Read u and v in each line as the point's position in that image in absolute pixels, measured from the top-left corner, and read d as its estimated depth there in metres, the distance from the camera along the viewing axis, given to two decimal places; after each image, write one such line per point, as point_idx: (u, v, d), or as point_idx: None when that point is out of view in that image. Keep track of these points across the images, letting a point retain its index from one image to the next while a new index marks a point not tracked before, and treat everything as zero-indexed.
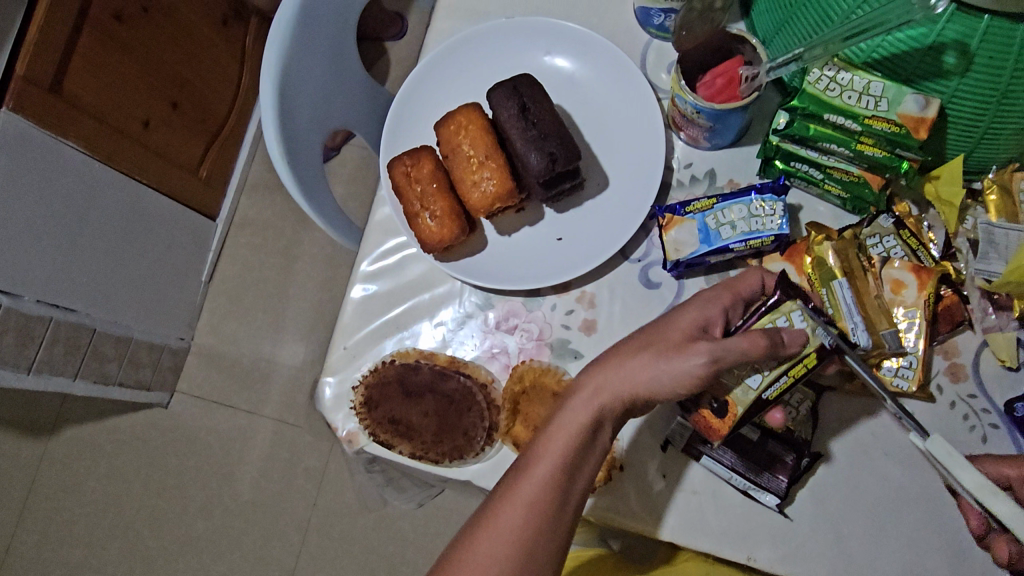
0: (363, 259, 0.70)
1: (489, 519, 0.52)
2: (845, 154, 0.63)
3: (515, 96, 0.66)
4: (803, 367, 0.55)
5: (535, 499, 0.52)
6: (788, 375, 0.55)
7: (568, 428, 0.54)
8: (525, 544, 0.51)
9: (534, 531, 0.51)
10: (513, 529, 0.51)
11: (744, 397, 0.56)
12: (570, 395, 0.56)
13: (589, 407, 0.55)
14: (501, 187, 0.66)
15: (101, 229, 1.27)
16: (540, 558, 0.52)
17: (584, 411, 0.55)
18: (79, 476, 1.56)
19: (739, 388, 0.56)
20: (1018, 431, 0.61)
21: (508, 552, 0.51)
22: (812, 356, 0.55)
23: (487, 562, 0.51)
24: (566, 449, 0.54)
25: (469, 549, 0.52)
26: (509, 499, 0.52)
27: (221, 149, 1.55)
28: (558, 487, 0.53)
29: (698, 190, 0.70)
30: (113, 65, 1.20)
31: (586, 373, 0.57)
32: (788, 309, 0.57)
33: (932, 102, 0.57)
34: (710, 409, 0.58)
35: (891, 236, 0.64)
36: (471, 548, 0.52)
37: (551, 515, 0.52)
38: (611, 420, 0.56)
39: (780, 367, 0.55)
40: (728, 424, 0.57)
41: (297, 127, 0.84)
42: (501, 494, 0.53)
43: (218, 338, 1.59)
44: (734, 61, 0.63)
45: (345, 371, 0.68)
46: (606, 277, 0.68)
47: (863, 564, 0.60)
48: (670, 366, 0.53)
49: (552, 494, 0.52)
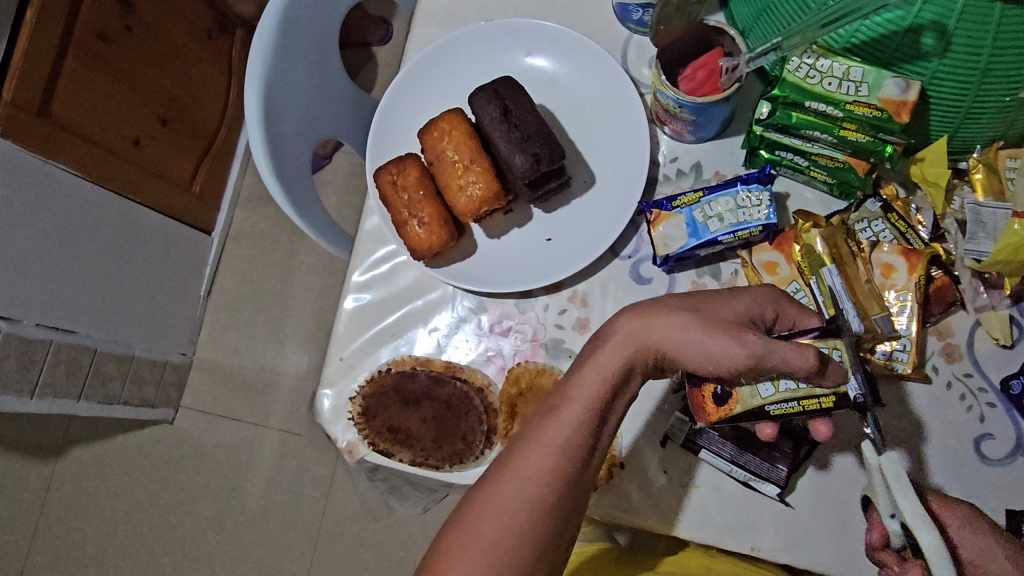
0: (355, 270, 0.70)
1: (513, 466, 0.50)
2: (829, 141, 0.62)
3: (496, 100, 0.65)
4: (816, 404, 0.55)
5: (565, 445, 0.50)
6: (799, 402, 0.56)
7: (600, 373, 0.52)
8: (552, 492, 0.49)
9: (562, 475, 0.50)
10: (540, 474, 0.49)
11: (748, 399, 0.57)
12: (602, 339, 0.54)
13: (622, 351, 0.52)
14: (487, 191, 0.66)
15: (95, 250, 1.27)
16: (566, 504, 0.50)
17: (615, 356, 0.52)
18: (88, 496, 1.57)
19: (751, 389, 0.56)
20: (1015, 410, 0.61)
21: (535, 500, 0.49)
22: (832, 398, 0.55)
23: (514, 510, 0.49)
24: (597, 393, 0.51)
25: (492, 494, 0.50)
26: (538, 443, 0.50)
27: (212, 163, 1.55)
28: (587, 432, 0.51)
29: (684, 184, 0.70)
30: (99, 85, 1.20)
31: (622, 317, 0.54)
32: (834, 344, 0.55)
33: (913, 85, 0.56)
34: (711, 393, 0.58)
35: (880, 220, 0.64)
36: (497, 490, 0.50)
37: (575, 461, 0.50)
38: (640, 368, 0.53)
39: (795, 391, 0.56)
40: (721, 415, 0.57)
41: (283, 140, 0.84)
42: (529, 436, 0.51)
43: (220, 352, 1.59)
44: (713, 54, 0.63)
45: (342, 382, 0.68)
46: (597, 276, 0.68)
47: (865, 549, 0.60)
48: (699, 345, 0.51)
49: (581, 439, 0.50)
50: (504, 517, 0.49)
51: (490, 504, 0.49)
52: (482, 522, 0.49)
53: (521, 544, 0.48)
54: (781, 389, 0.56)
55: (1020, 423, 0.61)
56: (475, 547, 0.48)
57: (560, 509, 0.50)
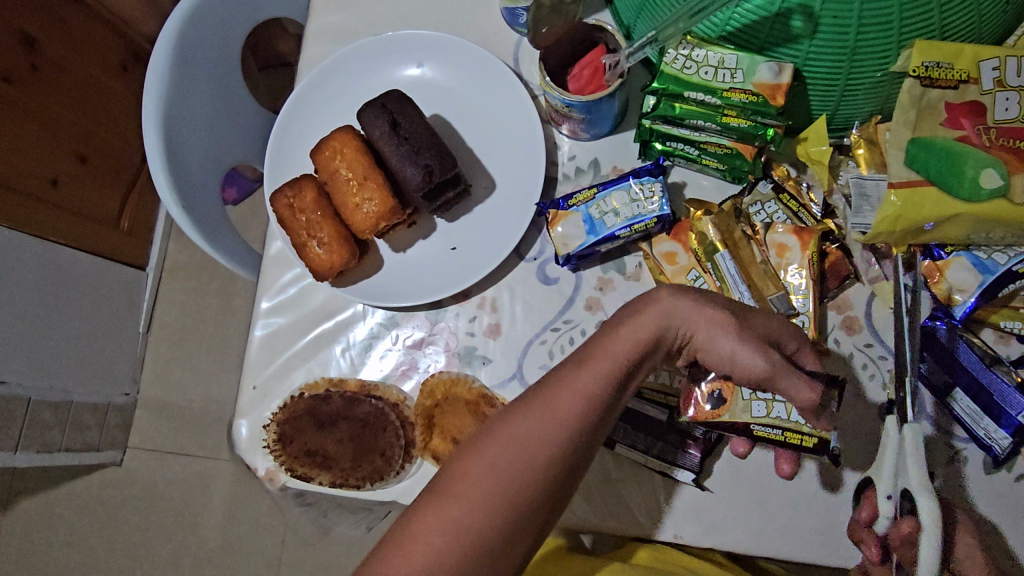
0: (262, 296, 0.70)
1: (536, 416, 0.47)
2: (714, 128, 0.63)
3: (384, 114, 0.65)
4: (799, 440, 0.58)
5: (591, 397, 0.47)
6: (783, 431, 0.58)
7: (635, 338, 0.50)
8: (569, 439, 0.46)
9: (582, 427, 0.47)
10: (559, 422, 0.47)
11: (739, 411, 0.59)
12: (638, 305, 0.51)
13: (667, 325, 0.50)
14: (383, 207, 0.65)
15: (18, 297, 1.24)
16: (578, 457, 0.47)
17: (651, 325, 0.50)
18: (39, 549, 1.53)
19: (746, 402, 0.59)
20: (914, 374, 0.62)
21: (553, 443, 0.46)
22: (813, 440, 0.57)
23: (531, 449, 0.46)
24: (628, 355, 0.49)
25: (512, 431, 0.46)
26: (565, 390, 0.48)
27: (140, 197, 1.52)
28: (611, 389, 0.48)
29: (583, 181, 0.71)
30: (6, 127, 1.17)
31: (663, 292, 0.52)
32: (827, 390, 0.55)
33: (785, 68, 0.58)
34: (709, 394, 0.59)
35: (772, 201, 0.66)
36: (518, 427, 0.46)
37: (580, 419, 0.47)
38: (668, 343, 0.51)
39: (783, 421, 0.58)
40: (711, 417, 0.59)
41: (187, 170, 0.83)
42: (552, 384, 0.49)
43: (164, 387, 1.56)
44: (598, 51, 0.65)
45: (257, 411, 0.68)
46: (504, 279, 0.68)
47: (781, 525, 0.61)
48: (722, 339, 0.50)
49: (604, 397, 0.48)
50: (517, 453, 0.45)
51: (513, 429, 0.46)
52: (490, 456, 0.46)
53: (519, 490, 0.45)
54: (772, 414, 0.58)
55: (918, 386, 0.62)
56: (482, 480, 0.45)
57: (575, 455, 0.47)
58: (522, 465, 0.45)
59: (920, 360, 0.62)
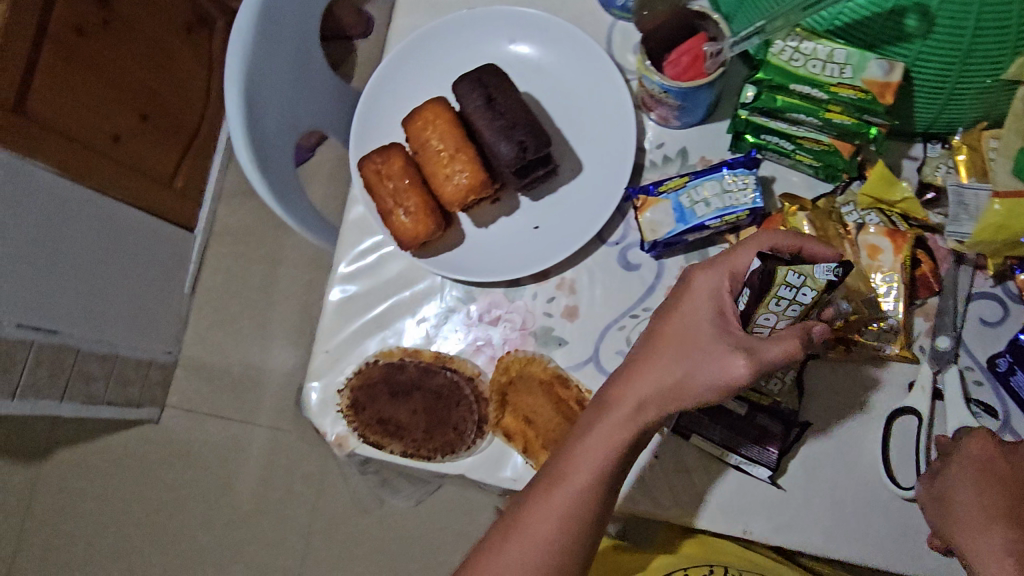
0: (340, 261, 0.70)
1: (565, 468, 0.56)
2: (815, 124, 0.62)
3: (480, 88, 0.65)
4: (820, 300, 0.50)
5: (568, 513, 0.55)
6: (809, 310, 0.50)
7: (604, 445, 0.55)
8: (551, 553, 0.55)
9: (565, 539, 0.55)
10: (539, 543, 0.55)
11: None
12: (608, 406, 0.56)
13: (669, 357, 0.55)
14: (474, 179, 0.65)
15: (75, 250, 1.25)
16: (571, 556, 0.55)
17: (622, 427, 0.55)
18: (74, 498, 1.55)
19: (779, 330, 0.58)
20: (1002, 387, 0.61)
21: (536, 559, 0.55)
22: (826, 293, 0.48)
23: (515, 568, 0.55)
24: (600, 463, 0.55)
25: (504, 549, 0.56)
26: (544, 506, 0.55)
27: (193, 159, 1.53)
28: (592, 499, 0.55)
29: (670, 170, 0.70)
30: (76, 81, 1.18)
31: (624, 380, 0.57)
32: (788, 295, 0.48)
33: (896, 66, 0.56)
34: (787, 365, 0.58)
35: (865, 203, 0.65)
36: (505, 548, 0.56)
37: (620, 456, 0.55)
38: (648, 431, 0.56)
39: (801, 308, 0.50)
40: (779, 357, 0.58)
41: (265, 133, 0.83)
42: (535, 496, 0.56)
43: (205, 349, 1.58)
44: (699, 38, 0.63)
45: (329, 375, 0.68)
46: (584, 263, 0.68)
47: (851, 527, 0.61)
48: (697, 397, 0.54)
49: (585, 506, 0.55)
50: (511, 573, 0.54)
51: (503, 553, 0.55)
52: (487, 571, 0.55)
53: (563, 542, 0.55)
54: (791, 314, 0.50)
55: (1006, 398, 0.61)
56: None
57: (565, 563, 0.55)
58: (547, 547, 0.55)
59: (1011, 373, 0.60)
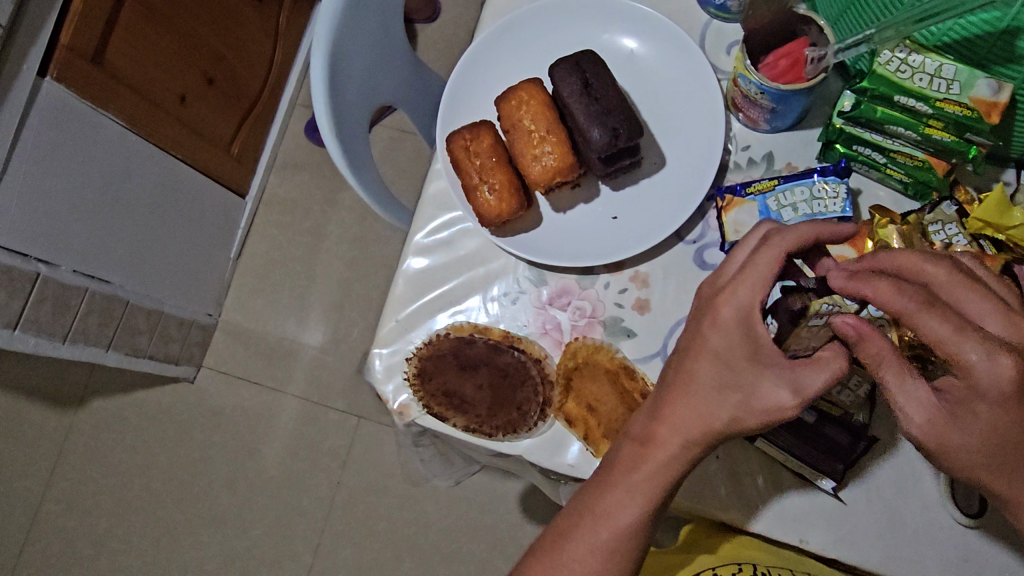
0: (417, 231, 0.70)
1: (599, 507, 0.56)
2: (911, 138, 0.62)
3: (577, 72, 0.65)
4: None
5: (612, 547, 0.56)
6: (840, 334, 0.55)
7: (649, 478, 0.55)
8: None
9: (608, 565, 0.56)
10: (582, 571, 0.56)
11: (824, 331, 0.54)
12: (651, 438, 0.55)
13: (704, 392, 0.54)
14: (562, 162, 0.65)
15: (135, 204, 1.27)
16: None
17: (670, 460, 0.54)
18: (104, 447, 1.58)
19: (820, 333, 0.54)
20: None
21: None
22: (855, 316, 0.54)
23: None
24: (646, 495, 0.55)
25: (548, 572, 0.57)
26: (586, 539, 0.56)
27: (251, 127, 1.55)
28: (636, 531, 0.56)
29: (755, 173, 0.70)
30: (155, 39, 1.20)
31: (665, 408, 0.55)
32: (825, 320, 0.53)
33: (1005, 86, 0.56)
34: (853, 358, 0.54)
35: (954, 224, 0.62)
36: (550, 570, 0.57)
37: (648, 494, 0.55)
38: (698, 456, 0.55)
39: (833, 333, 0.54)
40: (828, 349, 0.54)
41: (345, 101, 0.84)
42: (578, 527, 0.57)
43: (246, 315, 1.60)
44: (799, 43, 0.63)
45: (397, 343, 0.68)
46: (660, 258, 0.68)
47: (909, 546, 0.61)
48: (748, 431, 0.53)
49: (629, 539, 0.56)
50: None
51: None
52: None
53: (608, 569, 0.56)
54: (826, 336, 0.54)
55: None
56: None
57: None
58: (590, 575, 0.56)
59: None
